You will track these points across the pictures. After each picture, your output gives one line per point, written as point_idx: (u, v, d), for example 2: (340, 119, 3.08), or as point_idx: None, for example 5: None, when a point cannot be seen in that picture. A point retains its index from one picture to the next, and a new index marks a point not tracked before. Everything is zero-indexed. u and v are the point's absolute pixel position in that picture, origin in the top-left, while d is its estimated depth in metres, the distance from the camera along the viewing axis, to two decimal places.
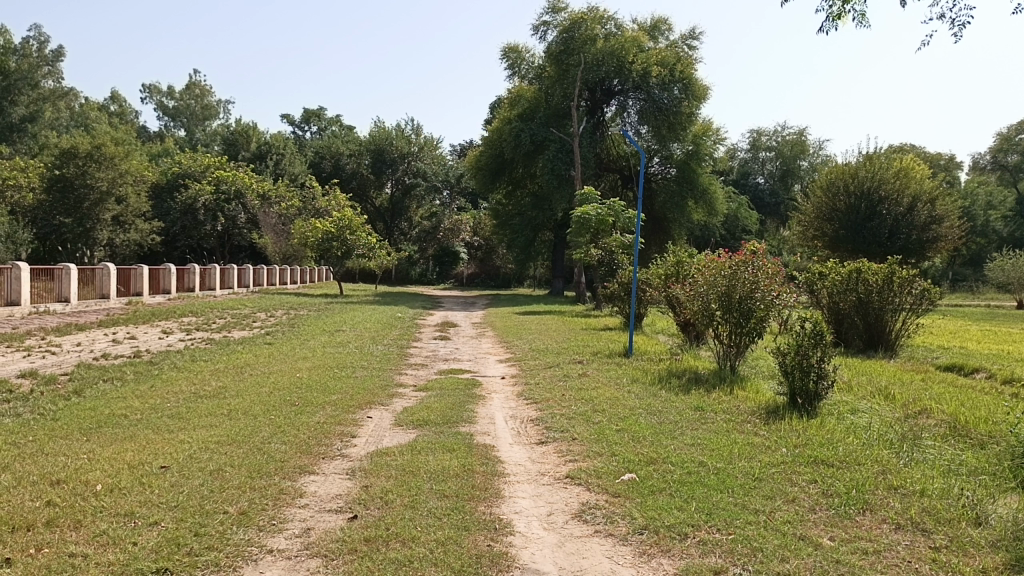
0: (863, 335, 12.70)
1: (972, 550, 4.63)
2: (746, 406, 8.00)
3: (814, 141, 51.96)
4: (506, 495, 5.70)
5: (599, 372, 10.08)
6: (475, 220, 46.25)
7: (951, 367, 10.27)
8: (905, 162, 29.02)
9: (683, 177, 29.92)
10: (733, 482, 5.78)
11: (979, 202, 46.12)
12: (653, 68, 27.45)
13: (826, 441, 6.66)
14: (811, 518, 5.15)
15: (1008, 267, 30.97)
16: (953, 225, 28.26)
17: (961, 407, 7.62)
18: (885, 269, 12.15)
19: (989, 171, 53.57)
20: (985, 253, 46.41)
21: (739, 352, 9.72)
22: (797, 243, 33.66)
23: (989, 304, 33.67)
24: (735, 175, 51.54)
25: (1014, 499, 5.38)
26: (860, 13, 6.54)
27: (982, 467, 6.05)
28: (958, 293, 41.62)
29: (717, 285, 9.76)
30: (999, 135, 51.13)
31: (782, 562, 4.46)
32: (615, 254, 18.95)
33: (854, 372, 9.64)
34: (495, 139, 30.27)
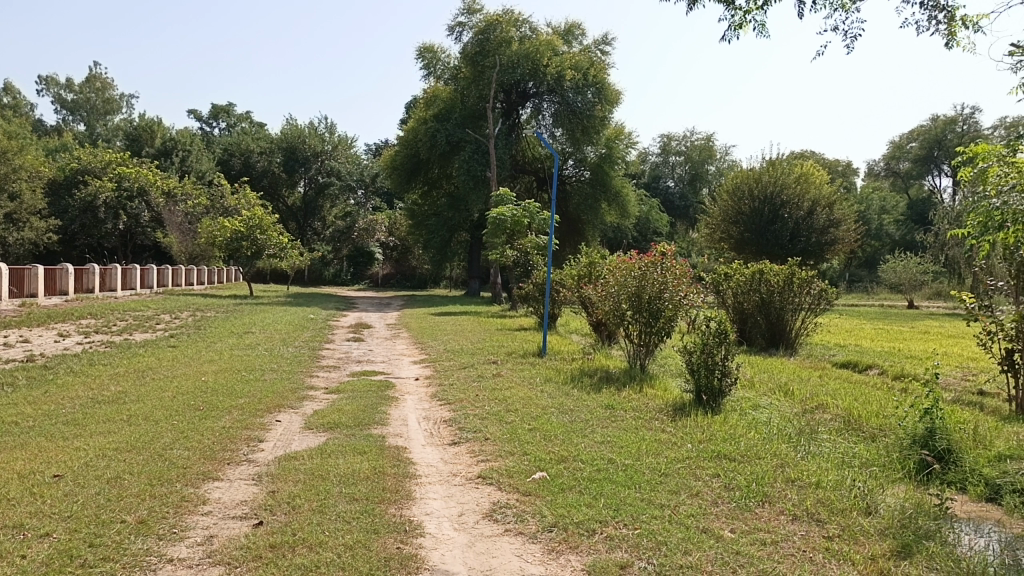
0: (765, 334, 13.15)
1: (861, 539, 4.87)
2: (653, 403, 8.19)
3: (722, 146, 53.58)
4: (417, 496, 5.68)
5: (513, 372, 10.15)
6: (390, 220, 45.86)
7: (846, 364, 10.75)
8: (806, 168, 30.30)
9: (596, 179, 30.40)
10: (641, 478, 5.92)
11: (874, 207, 48.46)
12: (568, 72, 27.81)
13: (728, 437, 6.89)
14: (714, 512, 5.30)
15: (900, 269, 32.62)
16: (849, 229, 29.69)
17: (854, 402, 7.99)
18: (786, 270, 12.66)
19: (882, 178, 56.25)
20: (879, 256, 48.73)
21: (648, 351, 9.95)
22: (704, 247, 34.61)
23: (882, 304, 35.37)
24: (646, 178, 52.60)
25: (902, 489, 5.70)
26: (758, 23, 6.76)
27: (873, 459, 6.36)
28: (854, 293, 43.57)
29: (628, 285, 9.95)
30: (892, 144, 53.64)
31: (685, 555, 4.59)
32: (530, 255, 19.05)
33: (756, 370, 9.99)
34: (410, 139, 30.05)
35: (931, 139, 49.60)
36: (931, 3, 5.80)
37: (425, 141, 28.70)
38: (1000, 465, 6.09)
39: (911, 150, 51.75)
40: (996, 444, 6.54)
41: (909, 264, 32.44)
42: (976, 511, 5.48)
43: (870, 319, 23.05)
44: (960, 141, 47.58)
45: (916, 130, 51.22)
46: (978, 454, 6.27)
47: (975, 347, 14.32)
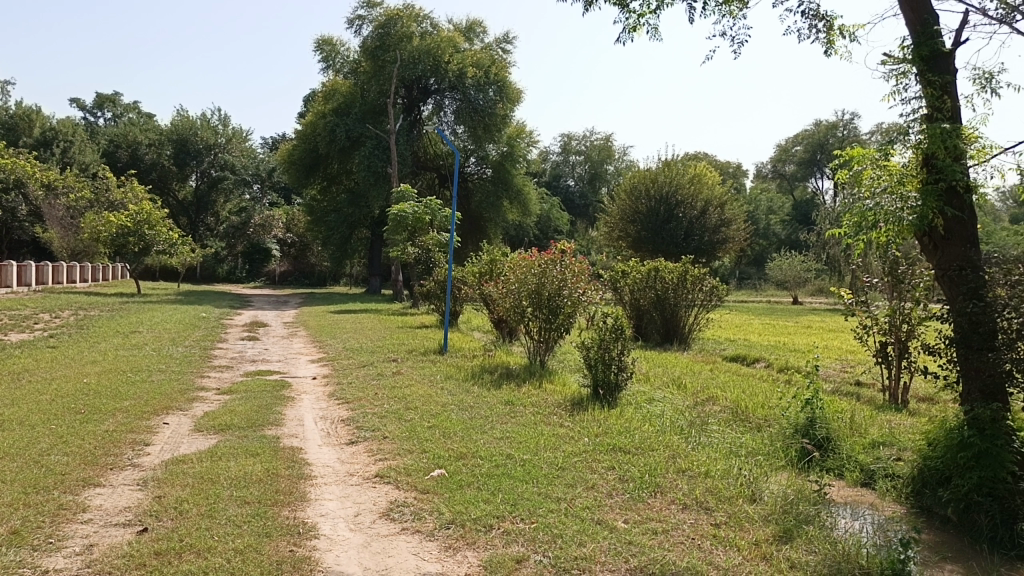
0: (660, 329, 13.49)
1: (746, 525, 5.08)
2: (552, 399, 8.30)
3: (620, 147, 54.89)
4: (311, 497, 5.57)
5: (413, 369, 10.09)
6: (288, 216, 44.85)
7: (736, 358, 11.18)
8: (699, 169, 31.37)
9: (498, 177, 30.55)
10: (538, 472, 5.98)
11: (762, 207, 50.66)
12: (469, 70, 27.99)
13: (623, 430, 7.05)
14: (608, 503, 5.42)
15: (786, 267, 34.16)
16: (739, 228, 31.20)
17: (742, 394, 8.32)
18: (680, 268, 13.11)
19: (770, 179, 58.75)
20: (767, 254, 50.79)
21: (547, 347, 10.05)
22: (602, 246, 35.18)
23: (769, 300, 36.97)
24: (547, 177, 53.12)
25: (785, 476, 5.98)
26: (652, 26, 6.92)
27: (759, 448, 6.63)
28: (744, 290, 45.31)
29: (528, 282, 10.03)
30: (778, 147, 56.08)
31: (580, 547, 4.67)
32: (431, 252, 18.96)
33: (651, 364, 10.25)
34: (309, 133, 29.41)
35: (814, 143, 52.21)
36: (812, 12, 6.08)
37: (324, 135, 28.12)
38: (873, 451, 6.47)
39: (796, 154, 54.28)
40: (871, 432, 6.92)
41: (794, 262, 34.05)
42: (852, 496, 5.79)
43: (758, 315, 24.04)
44: (840, 145, 50.28)
45: (801, 134, 53.82)
46: (855, 441, 6.63)
47: (852, 340, 15.20)
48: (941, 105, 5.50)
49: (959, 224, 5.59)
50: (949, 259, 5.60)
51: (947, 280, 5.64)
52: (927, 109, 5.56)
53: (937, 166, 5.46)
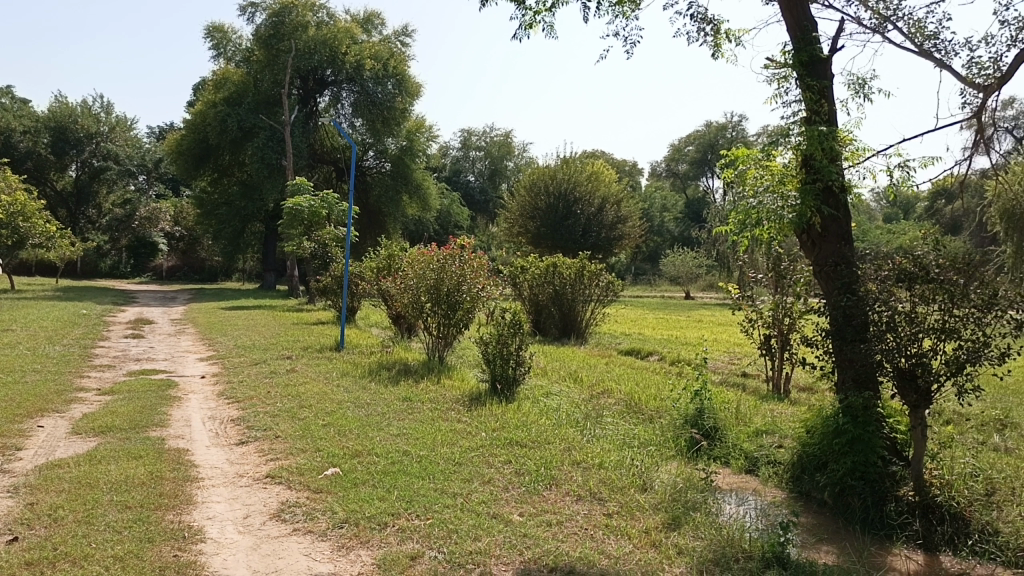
0: (558, 324, 13.65)
1: (637, 514, 5.21)
2: (450, 394, 8.28)
3: (519, 143, 55.51)
4: (198, 500, 5.37)
5: (308, 367, 9.87)
6: (176, 209, 43.14)
7: (631, 351, 11.44)
8: (596, 167, 32.03)
9: (397, 171, 30.26)
10: (434, 468, 5.96)
11: (656, 205, 52.17)
12: (366, 62, 27.64)
13: (520, 424, 7.11)
14: (504, 497, 5.45)
15: (679, 262, 35.26)
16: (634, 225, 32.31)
17: (635, 387, 8.53)
18: (578, 264, 13.34)
19: (664, 177, 60.55)
20: (660, 251, 52.33)
21: (446, 343, 10.01)
22: (501, 242, 35.37)
23: (663, 295, 38.10)
24: (447, 172, 52.73)
25: (675, 465, 6.17)
26: (548, 23, 6.96)
27: (650, 439, 6.81)
28: (640, 286, 46.54)
29: (426, 278, 9.96)
30: (671, 147, 57.88)
31: (474, 541, 4.68)
32: (328, 247, 18.60)
33: (548, 358, 10.38)
34: (198, 123, 28.32)
35: (705, 143, 54.25)
36: (699, 16, 6.27)
37: (215, 125, 27.12)
38: (757, 439, 6.74)
39: (688, 153, 56.17)
40: (755, 420, 7.22)
41: (686, 258, 35.27)
42: (737, 483, 6.02)
43: (652, 310, 24.67)
44: (729, 145, 52.42)
45: (692, 134, 55.97)
46: (740, 430, 6.90)
47: (738, 333, 15.86)
48: (819, 109, 5.78)
49: (834, 223, 5.92)
50: (826, 255, 5.91)
51: (823, 275, 5.95)
52: (806, 112, 5.82)
53: (814, 166, 5.76)
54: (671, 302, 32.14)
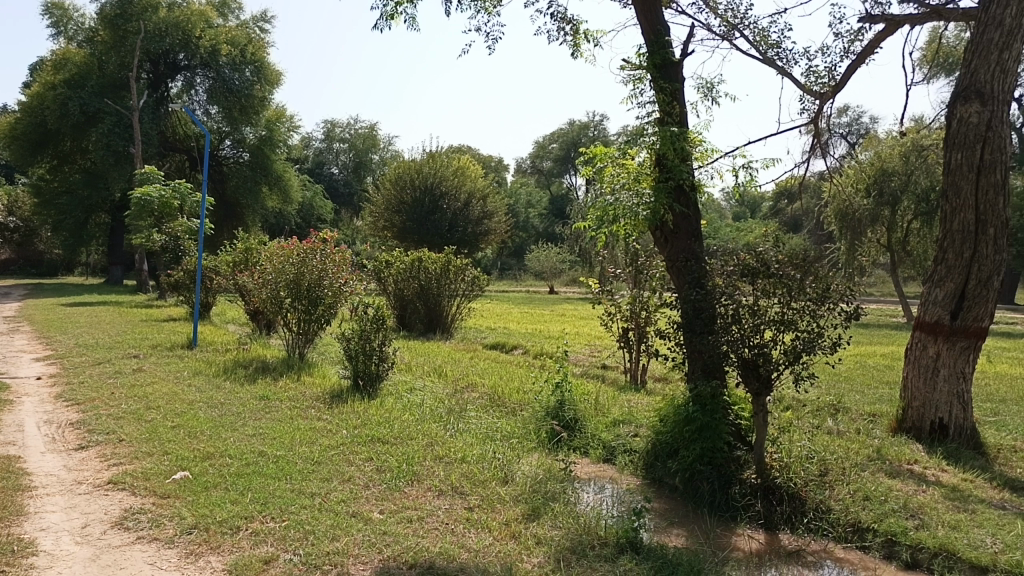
0: (423, 319, 13.56)
1: (498, 506, 5.26)
2: (310, 392, 8.07)
3: (384, 137, 55.17)
4: (30, 511, 4.98)
5: (157, 366, 9.36)
6: (10, 198, 39.88)
7: (495, 345, 11.53)
8: (462, 162, 32.28)
9: (256, 162, 29.25)
10: (292, 468, 5.78)
11: (521, 201, 52.88)
12: (223, 47, 26.56)
13: (382, 420, 7.02)
14: (364, 495, 5.36)
15: (543, 258, 36.00)
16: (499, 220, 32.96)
17: (499, 380, 8.61)
18: (443, 259, 13.36)
19: (529, 174, 61.76)
20: (526, 246, 53.12)
21: (307, 339, 9.76)
22: (366, 236, 34.85)
23: (528, 290, 38.82)
24: (310, 164, 51.10)
25: (536, 457, 6.27)
26: (409, 15, 6.90)
27: (512, 432, 6.89)
28: (506, 280, 47.12)
29: (286, 272, 9.65)
30: (536, 144, 59.17)
31: (332, 542, 4.57)
32: (180, 240, 17.75)
33: (413, 354, 10.30)
34: (35, 106, 26.28)
35: (568, 141, 55.74)
36: (559, 15, 6.39)
37: (55, 108, 25.23)
38: (614, 429, 6.96)
39: (552, 151, 57.65)
40: (612, 411, 7.44)
41: (550, 254, 36.01)
42: (595, 472, 6.19)
43: (518, 304, 25.05)
44: (591, 143, 54.10)
45: (556, 132, 57.25)
46: (598, 421, 7.09)
47: (598, 326, 16.34)
48: (671, 111, 6.03)
49: (685, 220, 6.20)
50: (678, 251, 6.18)
51: (675, 270, 6.21)
52: (659, 113, 6.06)
53: (667, 166, 6.00)
54: (536, 296, 32.78)
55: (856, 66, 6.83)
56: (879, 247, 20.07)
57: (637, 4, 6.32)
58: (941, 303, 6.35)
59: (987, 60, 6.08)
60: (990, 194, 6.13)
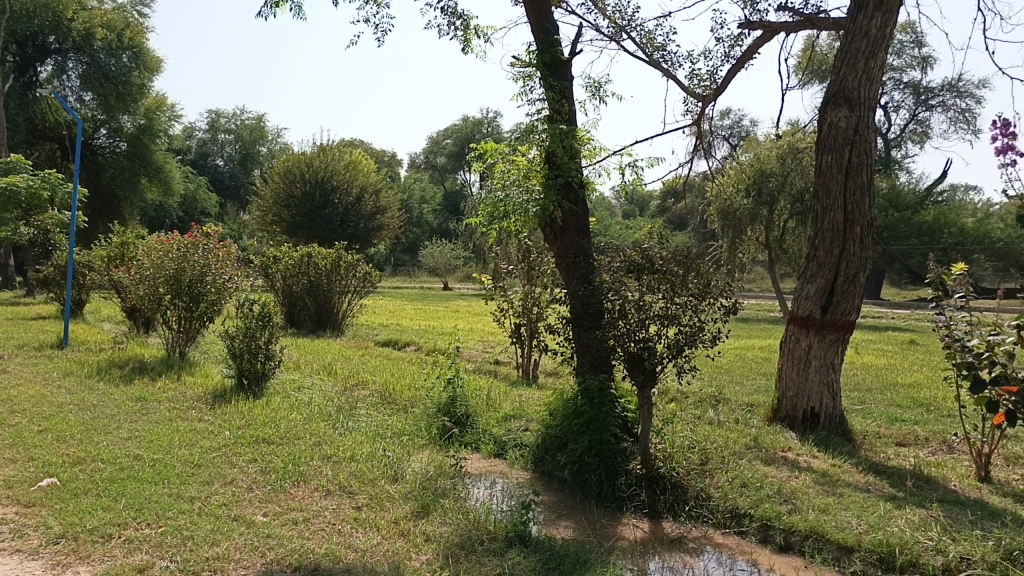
0: (313, 315, 13.25)
1: (386, 505, 5.20)
2: (192, 392, 7.76)
3: (272, 128, 53.71)
4: None
5: (22, 367, 8.77)
6: None
7: (387, 342, 11.39)
8: (354, 156, 31.88)
9: (134, 152, 27.91)
10: (170, 472, 5.54)
11: (415, 196, 52.46)
12: (97, 31, 25.11)
13: (268, 420, 6.82)
14: (246, 497, 5.20)
15: (437, 254, 35.89)
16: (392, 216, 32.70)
17: (390, 377, 8.52)
18: (333, 254, 13.11)
19: (422, 169, 61.55)
20: (420, 242, 52.75)
21: (189, 337, 9.39)
22: (253, 230, 33.80)
23: (422, 286, 38.59)
24: (192, 155, 49.11)
25: (427, 453, 6.24)
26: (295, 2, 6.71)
27: (403, 429, 6.82)
28: (399, 275, 46.69)
29: (165, 268, 9.22)
30: (430, 139, 59.15)
31: (212, 547, 4.41)
32: (49, 233, 16.74)
33: (302, 351, 10.05)
34: None
35: (462, 138, 56.11)
36: (450, 9, 6.36)
37: None
38: (505, 423, 7.00)
39: (446, 146, 57.83)
40: (503, 406, 7.48)
41: (444, 250, 35.91)
42: (485, 467, 6.21)
43: (411, 301, 24.85)
44: (485, 140, 54.49)
45: (449, 128, 57.42)
46: (489, 416, 7.11)
47: (491, 322, 16.44)
48: (561, 108, 6.12)
49: (573, 217, 6.30)
50: (566, 247, 6.28)
51: (564, 266, 6.31)
52: (549, 110, 6.14)
53: (556, 163, 6.08)
54: (430, 292, 32.68)
55: (736, 70, 7.10)
56: (758, 245, 20.93)
57: (527, 2, 6.37)
58: (812, 298, 6.69)
59: (855, 68, 6.43)
60: (857, 195, 6.50)
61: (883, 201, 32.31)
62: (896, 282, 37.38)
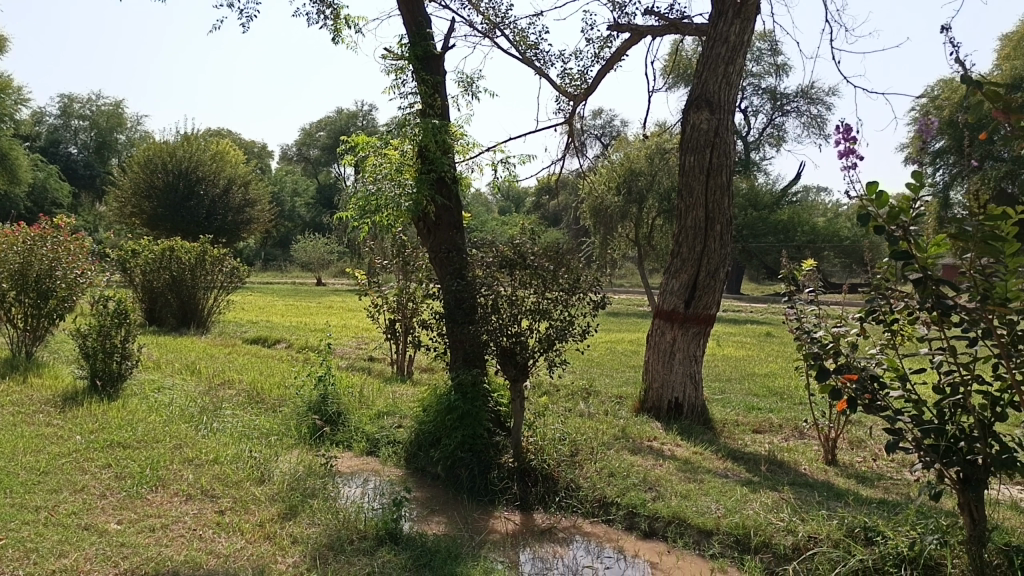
0: (176, 313, 12.66)
1: (252, 507, 5.03)
2: (39, 395, 7.24)
3: (132, 116, 50.97)
4: None
5: None
6: None
7: (256, 339, 11.03)
8: (221, 146, 30.75)
9: None
10: (12, 481, 5.15)
11: (286, 189, 50.98)
12: None
13: (124, 423, 6.45)
14: (99, 505, 4.90)
15: (310, 248, 35.05)
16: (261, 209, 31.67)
17: (258, 376, 8.27)
18: (198, 248, 12.58)
19: (295, 162, 60.18)
20: (292, 237, 51.31)
21: (36, 337, 8.77)
22: (110, 223, 31.88)
23: (293, 281, 37.56)
24: (42, 142, 45.81)
25: (296, 453, 6.08)
26: None
27: (272, 429, 6.63)
28: (270, 271, 45.30)
29: (8, 262, 8.51)
30: (302, 131, 58.23)
31: (59, 559, 4.13)
32: None
33: (163, 350, 9.57)
34: None
35: (335, 129, 55.86)
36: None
37: None
38: (378, 420, 6.92)
39: (319, 138, 57.02)
40: (377, 402, 7.38)
41: (317, 244, 35.11)
42: (357, 465, 6.11)
43: (282, 297, 24.14)
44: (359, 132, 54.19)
45: (322, 120, 56.94)
46: (362, 413, 7.01)
47: (365, 318, 16.22)
48: (433, 103, 6.10)
49: (447, 212, 6.29)
50: (439, 242, 6.25)
51: (437, 261, 6.29)
52: (421, 104, 6.11)
53: (428, 157, 6.04)
54: (302, 288, 31.89)
55: (606, 71, 7.28)
56: (628, 241, 21.56)
57: None
58: (676, 292, 6.96)
59: (715, 72, 6.71)
60: (717, 195, 6.80)
61: (743, 200, 34.07)
62: (755, 277, 39.52)
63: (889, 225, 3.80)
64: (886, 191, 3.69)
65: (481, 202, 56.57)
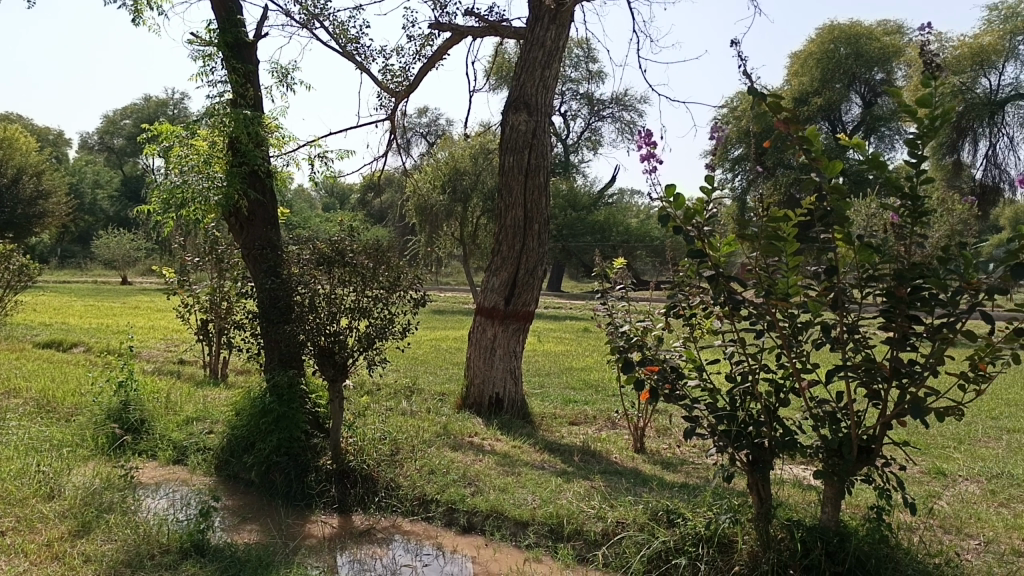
0: None
1: (39, 526, 4.61)
2: None
3: None
4: None
5: None
6: None
7: (48, 343, 10.12)
8: (11, 133, 28.50)
9: None
10: None
11: (87, 180, 47.20)
12: None
13: None
14: None
15: (114, 245, 32.61)
16: (57, 201, 29.12)
17: (50, 383, 7.60)
18: None
19: (97, 151, 55.96)
20: (93, 232, 47.53)
21: None
22: None
23: (95, 280, 34.82)
24: None
25: (93, 466, 5.65)
26: None
27: (65, 439, 6.12)
28: (67, 268, 41.68)
29: None
30: (104, 118, 54.27)
31: None
32: None
33: None
34: None
35: (142, 117, 52.35)
36: None
37: None
38: (187, 427, 6.54)
39: (125, 127, 53.47)
40: (186, 408, 6.98)
41: (122, 240, 32.77)
42: (162, 475, 5.76)
43: (79, 296, 22.31)
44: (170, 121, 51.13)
45: (128, 108, 53.28)
46: (168, 420, 6.61)
47: (174, 318, 15.32)
48: (245, 93, 5.86)
49: (260, 207, 6.06)
50: (252, 239, 6.01)
51: (250, 258, 6.03)
52: (232, 94, 5.84)
53: (240, 150, 5.81)
54: (105, 287, 29.63)
55: (427, 69, 7.28)
56: (453, 240, 21.69)
57: None
58: (496, 290, 7.08)
59: (533, 76, 6.89)
60: (536, 195, 6.99)
61: (563, 201, 35.29)
62: (575, 275, 41.07)
63: (686, 224, 4.05)
64: (683, 194, 3.92)
65: (302, 200, 55.10)
